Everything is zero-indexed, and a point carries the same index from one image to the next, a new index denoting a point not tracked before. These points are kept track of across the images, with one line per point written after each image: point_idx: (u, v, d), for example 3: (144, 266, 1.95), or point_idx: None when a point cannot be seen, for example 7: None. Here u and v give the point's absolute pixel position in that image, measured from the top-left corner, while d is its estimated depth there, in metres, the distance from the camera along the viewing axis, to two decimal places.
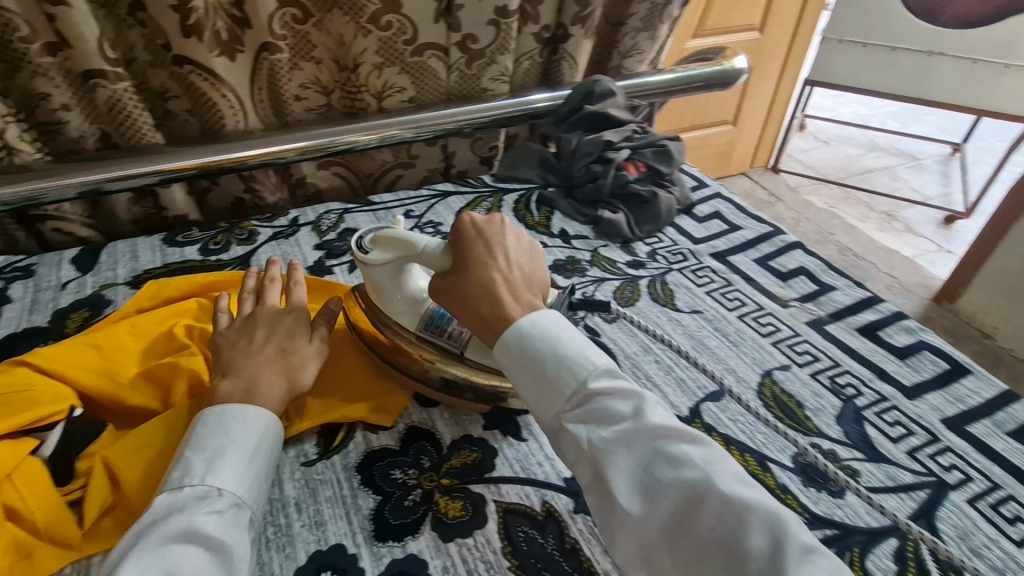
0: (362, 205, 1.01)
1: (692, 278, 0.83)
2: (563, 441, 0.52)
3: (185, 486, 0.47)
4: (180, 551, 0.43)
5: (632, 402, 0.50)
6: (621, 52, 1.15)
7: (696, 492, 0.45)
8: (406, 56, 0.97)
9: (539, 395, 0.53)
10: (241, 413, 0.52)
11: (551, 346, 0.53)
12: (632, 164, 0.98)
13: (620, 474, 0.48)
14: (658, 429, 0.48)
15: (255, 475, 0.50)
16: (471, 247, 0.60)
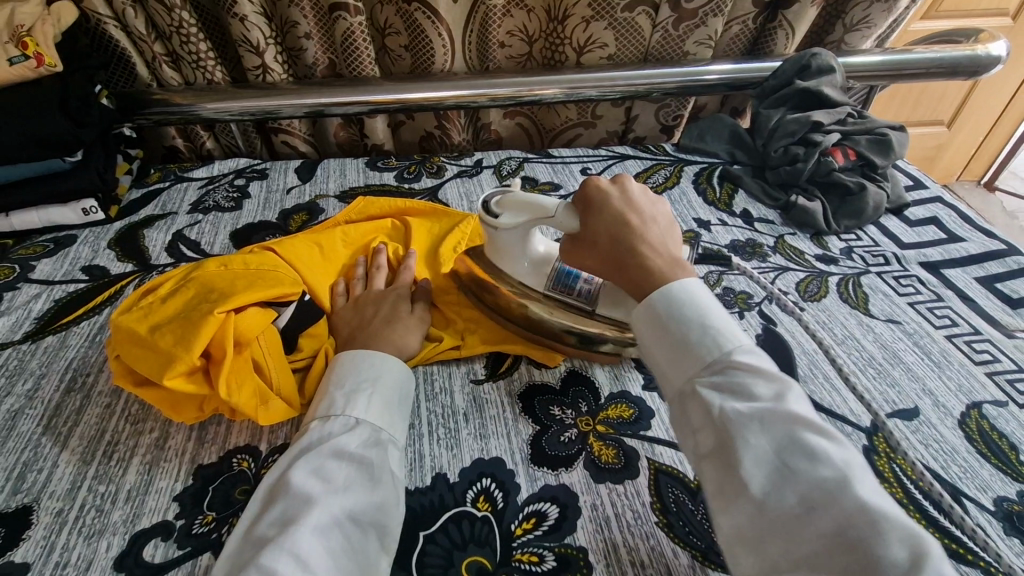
0: (542, 156, 1.04)
1: (892, 284, 0.75)
2: (688, 409, 0.48)
3: (334, 416, 0.53)
4: (333, 469, 0.48)
5: (777, 389, 0.45)
6: (848, 25, 1.03)
7: (831, 489, 0.39)
8: (617, 11, 0.96)
9: (671, 362, 0.50)
10: (369, 359, 0.58)
11: (698, 314, 0.50)
12: (840, 151, 0.89)
13: (749, 449, 0.43)
14: (800, 417, 0.43)
15: (388, 408, 0.55)
16: (607, 206, 0.60)
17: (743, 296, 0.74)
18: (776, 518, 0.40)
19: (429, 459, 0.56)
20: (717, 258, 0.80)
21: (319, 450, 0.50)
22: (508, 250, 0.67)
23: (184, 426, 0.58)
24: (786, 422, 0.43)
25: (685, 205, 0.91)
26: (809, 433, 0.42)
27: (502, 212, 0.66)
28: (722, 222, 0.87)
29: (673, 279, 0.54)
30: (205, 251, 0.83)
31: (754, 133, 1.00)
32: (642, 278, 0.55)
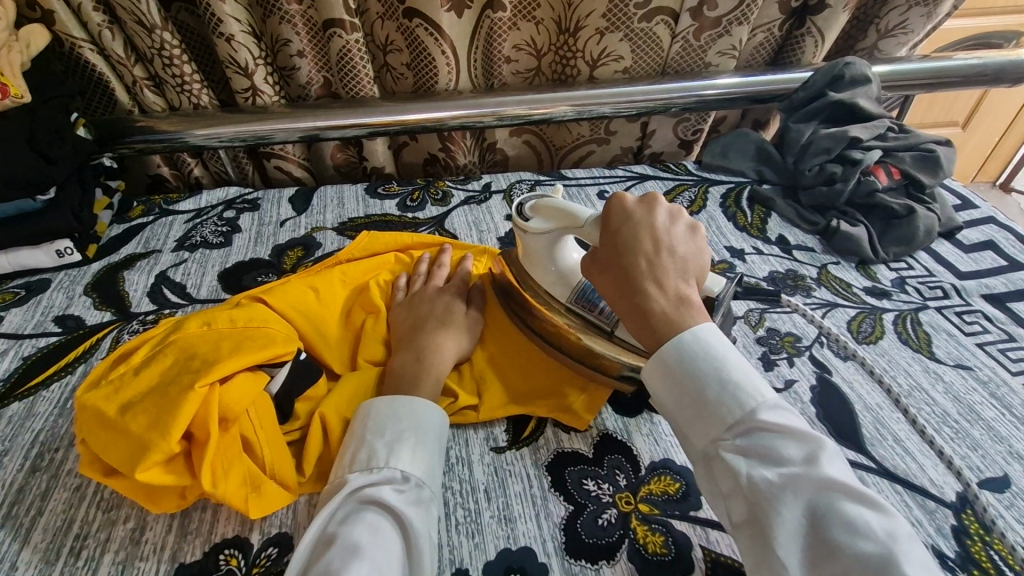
0: (554, 178, 0.97)
1: (955, 322, 0.67)
2: (716, 473, 0.43)
3: (377, 469, 0.47)
4: (381, 527, 0.43)
5: (809, 448, 0.41)
6: (883, 30, 0.96)
7: (879, 567, 0.35)
8: (635, 21, 0.89)
9: (693, 422, 0.45)
10: (411, 403, 0.51)
11: (715, 363, 0.45)
12: (882, 169, 0.82)
13: (787, 523, 0.38)
14: (837, 482, 0.38)
15: (431, 458, 0.49)
16: (627, 229, 0.52)
17: (790, 338, 0.66)
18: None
19: (448, 551, 0.48)
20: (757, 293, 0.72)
21: (365, 508, 0.44)
22: (537, 258, 0.61)
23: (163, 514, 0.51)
24: (821, 489, 0.39)
25: (714, 232, 0.83)
26: (846, 499, 0.38)
27: (534, 216, 0.60)
28: (757, 250, 0.79)
29: (684, 325, 0.47)
30: (191, 295, 0.75)
31: (783, 148, 0.93)
32: (648, 321, 0.48)
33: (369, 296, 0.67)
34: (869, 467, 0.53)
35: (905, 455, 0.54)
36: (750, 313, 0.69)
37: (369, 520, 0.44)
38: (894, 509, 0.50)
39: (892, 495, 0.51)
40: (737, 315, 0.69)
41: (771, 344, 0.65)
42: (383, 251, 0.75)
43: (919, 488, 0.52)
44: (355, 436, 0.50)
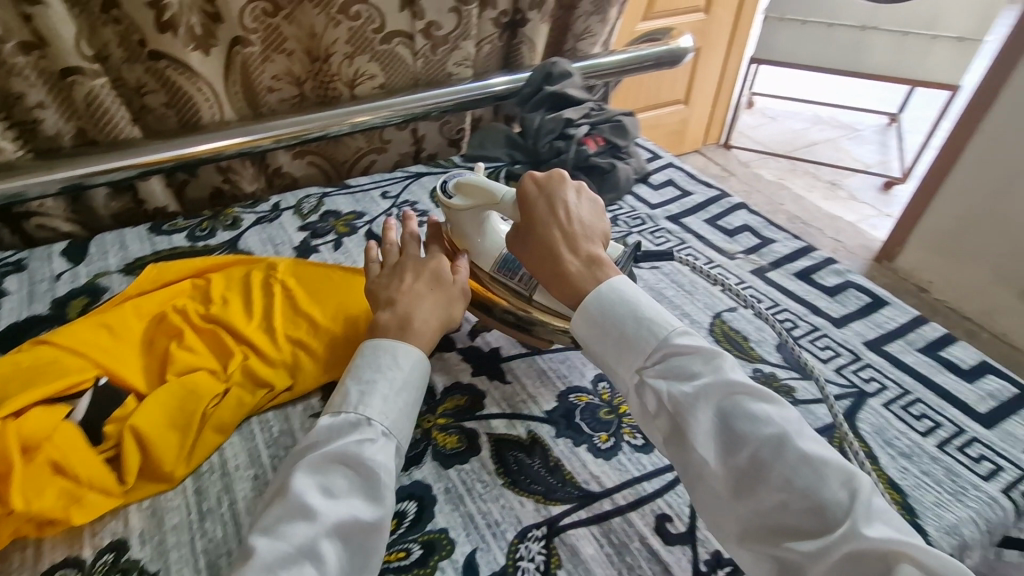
0: (340, 188, 1.06)
1: (650, 239, 0.93)
2: (642, 396, 0.56)
3: (343, 412, 0.54)
4: (334, 474, 0.50)
5: (709, 360, 0.54)
6: (576, 35, 1.24)
7: (778, 446, 0.48)
8: (376, 44, 1.03)
9: (616, 355, 0.58)
10: (392, 349, 0.58)
11: (627, 307, 0.58)
12: (591, 140, 1.07)
13: (702, 426, 0.51)
14: (736, 386, 0.52)
15: (403, 411, 0.56)
16: (534, 206, 0.66)
17: None
18: (737, 480, 0.49)
19: None
20: None
21: (320, 454, 0.51)
22: (463, 231, 0.73)
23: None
24: (726, 394, 0.52)
25: None
26: (756, 400, 0.51)
27: (456, 193, 0.72)
28: None
29: (602, 280, 0.62)
30: None
31: (524, 135, 1.14)
32: (567, 280, 0.63)
33: (169, 319, 0.71)
34: None
35: None
36: None
37: (325, 465, 0.51)
38: None
39: None
40: None
41: None
42: (175, 279, 0.79)
43: None
44: (339, 382, 0.57)
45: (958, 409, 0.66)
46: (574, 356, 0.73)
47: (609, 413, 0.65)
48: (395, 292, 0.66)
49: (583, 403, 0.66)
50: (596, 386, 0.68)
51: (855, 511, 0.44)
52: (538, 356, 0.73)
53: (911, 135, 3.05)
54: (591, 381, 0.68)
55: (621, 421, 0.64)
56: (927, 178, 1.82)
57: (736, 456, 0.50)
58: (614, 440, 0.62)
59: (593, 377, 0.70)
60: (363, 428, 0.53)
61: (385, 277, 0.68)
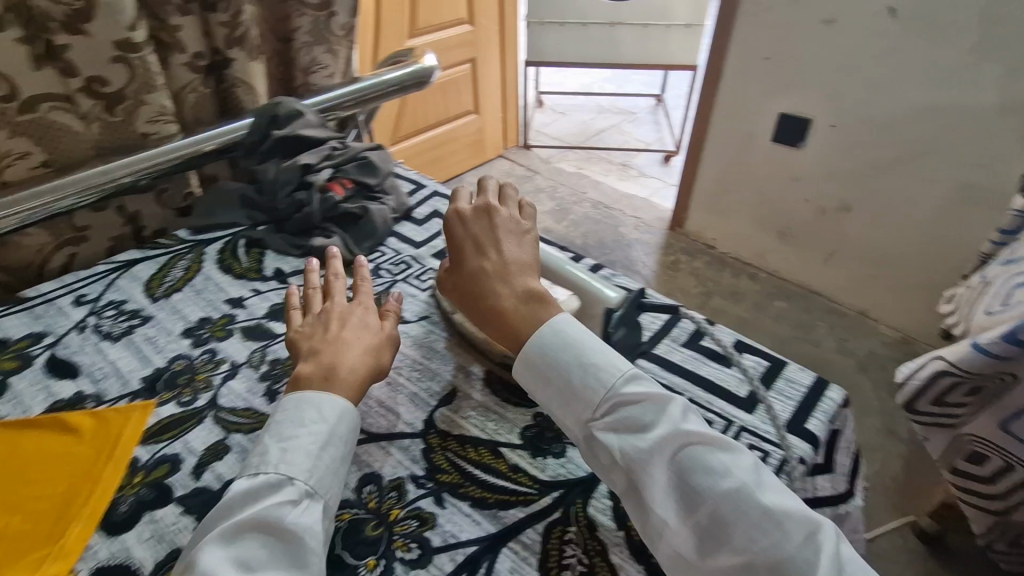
0: (10, 306, 0.80)
1: (416, 284, 0.84)
2: (595, 450, 0.55)
3: (262, 473, 0.51)
4: (250, 542, 0.47)
5: (660, 408, 0.53)
6: (303, 69, 1.11)
7: (736, 496, 0.48)
8: (12, 115, 0.79)
9: (564, 409, 0.57)
10: (319, 401, 0.56)
11: (569, 353, 0.57)
12: (336, 184, 0.95)
13: (655, 483, 0.50)
14: (689, 434, 0.51)
15: (332, 469, 0.53)
16: (455, 244, 0.67)
17: (289, 361, 0.71)
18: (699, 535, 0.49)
19: None
20: (257, 333, 0.76)
21: (232, 525, 0.47)
22: None
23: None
24: (678, 442, 0.51)
25: (213, 291, 0.83)
26: (703, 444, 0.51)
27: None
28: (256, 292, 0.83)
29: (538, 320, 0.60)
30: None
31: (258, 190, 0.98)
32: (505, 318, 0.61)
33: None
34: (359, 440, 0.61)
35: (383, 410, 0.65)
36: (251, 355, 0.72)
37: (239, 533, 0.47)
38: (380, 464, 0.59)
39: (377, 453, 0.60)
40: (239, 364, 0.71)
41: (273, 376, 0.69)
42: None
43: (398, 434, 0.62)
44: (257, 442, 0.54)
45: (723, 399, 0.66)
46: None
47: (377, 526, 0.54)
48: (318, 342, 0.62)
49: (344, 523, 0.54)
50: (360, 495, 0.56)
51: (819, 566, 0.45)
52: None
53: (677, 110, 3.44)
54: (352, 490, 0.56)
55: (390, 534, 0.53)
56: (691, 149, 1.99)
57: (689, 506, 0.49)
58: (383, 563, 0.51)
59: (357, 482, 0.57)
60: (287, 489, 0.50)
61: (309, 327, 0.65)
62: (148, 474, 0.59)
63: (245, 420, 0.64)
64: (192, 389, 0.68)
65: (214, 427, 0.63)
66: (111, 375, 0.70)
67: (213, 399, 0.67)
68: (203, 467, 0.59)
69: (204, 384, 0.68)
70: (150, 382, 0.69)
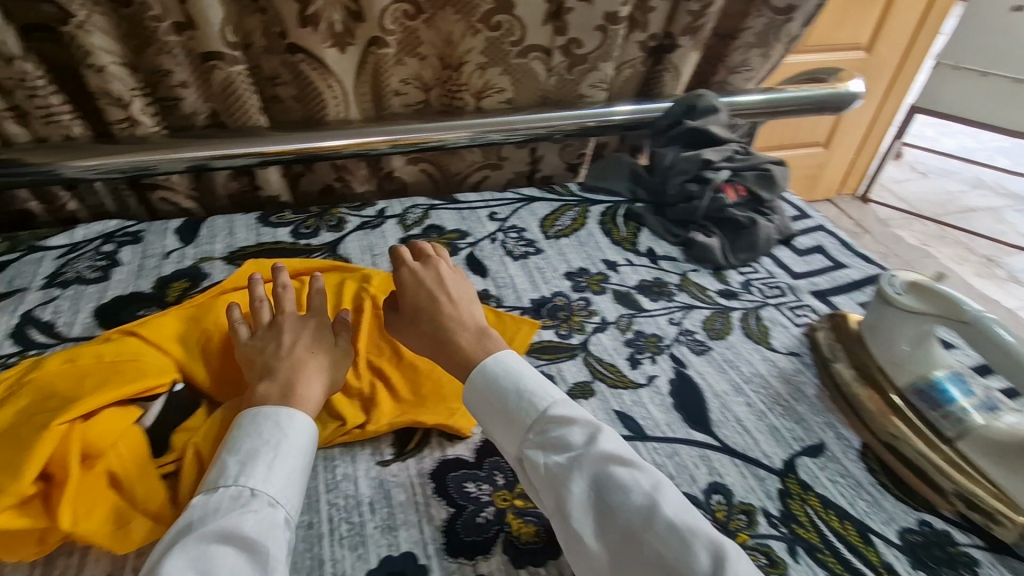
0: (448, 202, 1.00)
1: (788, 316, 0.79)
2: (529, 470, 0.53)
3: (220, 487, 0.48)
4: (220, 558, 0.43)
5: (589, 432, 0.52)
6: (730, 67, 1.11)
7: (648, 514, 0.47)
8: (510, 57, 0.96)
9: (503, 432, 0.56)
10: (276, 416, 0.52)
11: (513, 379, 0.57)
12: (730, 188, 0.94)
13: (576, 497, 0.49)
14: (610, 454, 0.51)
15: (296, 482, 0.50)
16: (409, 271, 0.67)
17: (653, 338, 0.74)
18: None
19: (331, 564, 0.50)
20: (627, 300, 0.80)
21: (204, 530, 0.44)
22: (896, 334, 0.66)
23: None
24: (600, 462, 0.51)
25: (593, 246, 0.91)
26: (618, 465, 0.50)
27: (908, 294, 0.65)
28: (629, 262, 0.88)
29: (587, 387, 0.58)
30: (62, 333, 0.72)
31: (651, 170, 1.02)
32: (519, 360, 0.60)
33: None
34: (714, 446, 0.61)
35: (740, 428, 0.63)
36: (620, 319, 0.77)
37: (212, 545, 0.44)
38: (732, 479, 0.58)
39: (731, 468, 0.59)
40: (609, 321, 0.76)
41: (637, 345, 0.73)
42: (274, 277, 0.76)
43: (754, 460, 0.60)
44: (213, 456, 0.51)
45: None
46: (682, 452, 0.60)
47: None
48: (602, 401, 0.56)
49: None
50: (708, 500, 0.56)
51: None
52: (639, 442, 0.61)
53: None
54: (703, 492, 0.56)
55: None
56: None
57: (636, 538, 0.47)
58: None
59: (706, 487, 0.57)
60: (249, 500, 0.47)
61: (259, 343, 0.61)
62: None
63: (609, 372, 0.69)
64: (568, 325, 0.76)
65: (583, 366, 0.70)
66: (510, 287, 0.82)
67: (584, 343, 0.73)
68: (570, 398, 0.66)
69: (578, 325, 0.76)
70: (537, 305, 0.79)
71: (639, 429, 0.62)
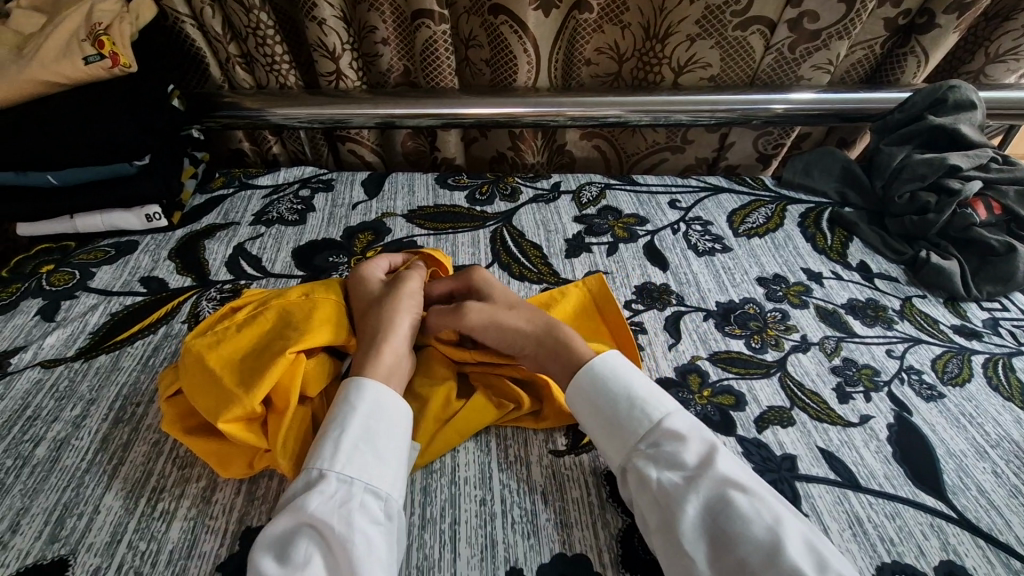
0: (625, 184, 0.94)
1: None
2: (630, 482, 0.50)
3: (301, 472, 0.48)
4: (298, 542, 0.43)
5: (706, 453, 0.49)
6: (991, 53, 0.91)
7: (771, 546, 0.42)
8: (729, 29, 0.87)
9: (608, 438, 0.53)
10: (344, 395, 0.52)
11: (626, 388, 0.54)
12: (981, 203, 0.77)
13: (689, 519, 0.45)
14: (730, 479, 0.46)
15: (376, 457, 0.49)
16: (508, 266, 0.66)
17: (867, 371, 0.63)
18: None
19: (503, 548, 0.48)
20: (833, 320, 0.69)
21: (280, 515, 0.45)
22: None
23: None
24: (717, 485, 0.47)
25: (791, 252, 0.80)
26: (739, 492, 0.46)
27: None
28: (836, 275, 0.76)
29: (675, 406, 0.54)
30: (265, 269, 0.78)
31: (870, 171, 0.89)
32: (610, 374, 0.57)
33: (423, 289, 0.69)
34: (950, 518, 0.50)
35: (987, 502, 0.52)
36: (825, 341, 0.67)
37: (289, 529, 0.44)
38: (975, 565, 0.47)
39: (973, 549, 0.48)
40: (811, 341, 0.67)
41: (847, 376, 0.63)
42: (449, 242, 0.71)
43: (1004, 546, 0.49)
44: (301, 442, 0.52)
45: None
46: (908, 516, 0.50)
47: None
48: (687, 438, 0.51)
49: None
50: None
51: None
52: (851, 491, 0.52)
53: None
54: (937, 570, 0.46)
55: None
56: None
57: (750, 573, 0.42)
58: None
59: (939, 566, 0.47)
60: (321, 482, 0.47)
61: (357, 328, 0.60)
62: (715, 394, 0.60)
63: (812, 403, 0.60)
64: (761, 337, 0.67)
65: (780, 390, 0.61)
66: (693, 285, 0.74)
67: (782, 361, 0.64)
68: (765, 423, 0.58)
69: (774, 340, 0.66)
70: (725, 309, 0.71)
71: (851, 475, 0.53)
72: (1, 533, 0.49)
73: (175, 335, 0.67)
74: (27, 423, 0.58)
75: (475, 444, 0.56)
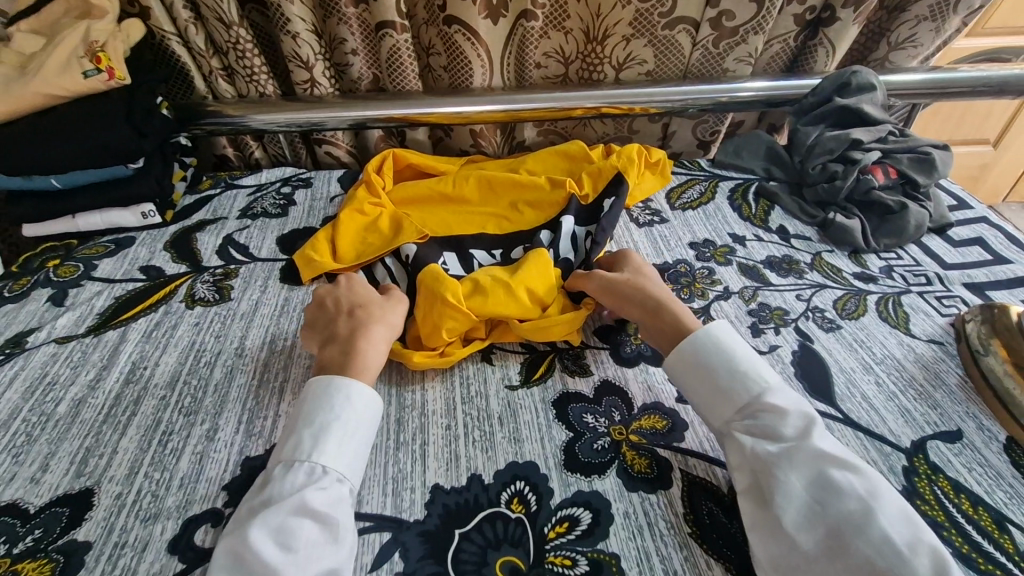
0: None
1: (934, 305, 0.74)
2: (728, 447, 0.56)
3: (297, 462, 0.51)
4: (298, 528, 0.47)
5: (804, 425, 0.53)
6: (893, 43, 1.04)
7: (861, 519, 0.46)
8: (658, 29, 0.98)
9: (707, 402, 0.58)
10: (346, 389, 0.56)
11: (725, 356, 0.59)
12: (879, 169, 0.89)
13: (789, 488, 0.49)
14: (825, 454, 0.50)
15: (355, 456, 0.54)
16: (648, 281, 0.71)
17: (779, 311, 0.74)
18: None
19: (466, 460, 0.58)
20: (753, 273, 0.80)
21: (284, 506, 0.48)
22: None
23: (236, 409, 0.63)
24: (812, 457, 0.51)
25: (720, 220, 0.91)
26: (833, 467, 0.50)
27: None
28: (758, 238, 0.87)
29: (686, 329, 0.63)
30: (253, 254, 0.86)
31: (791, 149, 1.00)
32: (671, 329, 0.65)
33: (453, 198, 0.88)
34: (836, 417, 0.60)
35: (870, 405, 0.62)
36: (744, 290, 0.77)
37: (287, 520, 0.47)
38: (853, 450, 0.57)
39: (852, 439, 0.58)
40: (732, 291, 0.77)
41: (760, 316, 0.73)
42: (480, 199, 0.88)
43: (879, 437, 0.59)
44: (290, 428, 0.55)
45: None
46: None
47: None
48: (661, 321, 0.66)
49: None
50: None
51: None
52: None
53: None
54: None
55: None
56: None
57: (837, 537, 0.46)
58: None
59: None
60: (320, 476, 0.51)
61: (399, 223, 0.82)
62: None
63: None
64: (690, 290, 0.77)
65: None
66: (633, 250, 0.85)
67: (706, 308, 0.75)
68: None
69: (701, 291, 0.77)
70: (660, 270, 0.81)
71: None
72: (34, 472, 0.57)
73: (174, 312, 0.76)
74: (47, 387, 0.66)
75: (443, 383, 0.66)
